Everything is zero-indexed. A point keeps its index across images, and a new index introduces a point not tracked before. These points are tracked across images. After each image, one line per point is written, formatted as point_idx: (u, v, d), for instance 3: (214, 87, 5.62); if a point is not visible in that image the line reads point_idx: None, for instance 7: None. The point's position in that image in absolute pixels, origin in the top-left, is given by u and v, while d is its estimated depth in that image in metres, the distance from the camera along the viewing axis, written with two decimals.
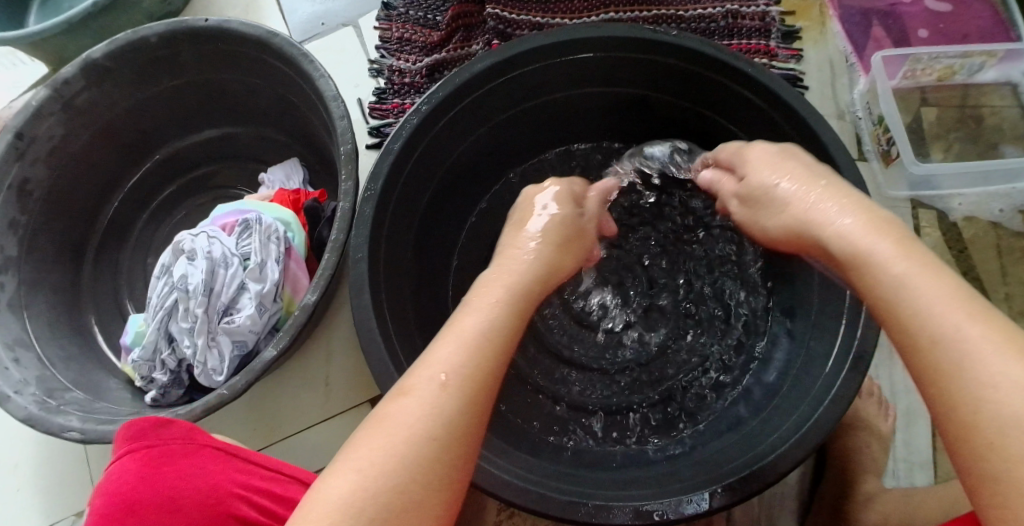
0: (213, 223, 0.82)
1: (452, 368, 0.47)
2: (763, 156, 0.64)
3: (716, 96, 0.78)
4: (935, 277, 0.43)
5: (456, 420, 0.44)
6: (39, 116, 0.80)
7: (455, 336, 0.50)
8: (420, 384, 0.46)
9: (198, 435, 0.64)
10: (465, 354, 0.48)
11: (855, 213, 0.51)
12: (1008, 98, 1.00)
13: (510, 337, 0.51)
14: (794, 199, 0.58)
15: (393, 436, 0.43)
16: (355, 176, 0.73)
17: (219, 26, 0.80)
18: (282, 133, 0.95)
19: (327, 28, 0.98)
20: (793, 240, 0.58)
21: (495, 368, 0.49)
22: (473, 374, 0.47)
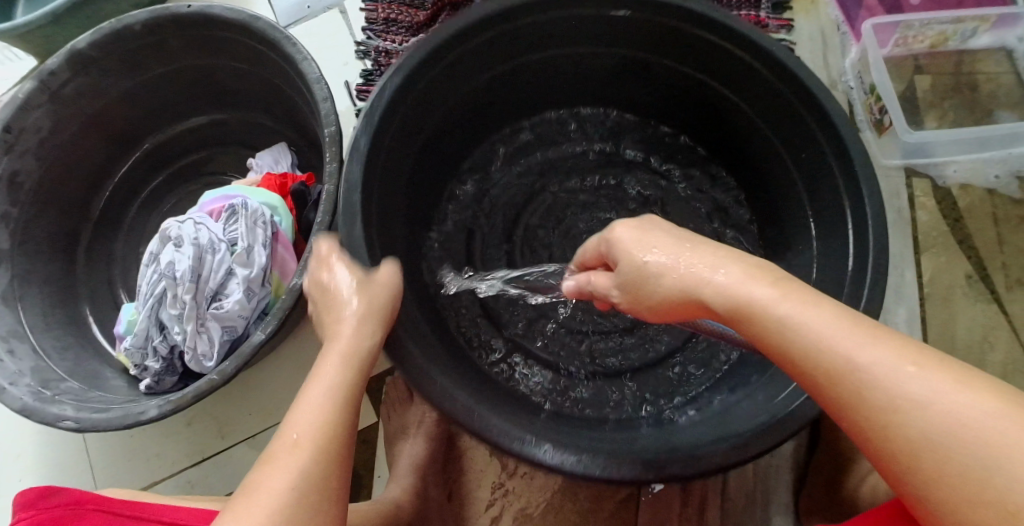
0: (201, 210, 0.82)
1: (304, 430, 0.49)
2: (625, 231, 0.52)
3: (718, 62, 0.76)
4: (820, 314, 0.42)
5: (312, 482, 0.47)
6: (26, 109, 0.80)
7: (308, 403, 0.52)
8: (277, 451, 0.49)
9: (96, 497, 0.60)
10: (318, 416, 0.50)
11: (738, 266, 0.46)
12: (1002, 63, 0.99)
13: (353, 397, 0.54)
14: (668, 270, 0.49)
15: (252, 516, 0.45)
16: (339, 158, 0.72)
17: (203, 12, 0.80)
18: (270, 118, 0.95)
19: (312, 11, 0.95)
20: (681, 310, 0.49)
21: (341, 422, 0.51)
22: (325, 429, 0.50)
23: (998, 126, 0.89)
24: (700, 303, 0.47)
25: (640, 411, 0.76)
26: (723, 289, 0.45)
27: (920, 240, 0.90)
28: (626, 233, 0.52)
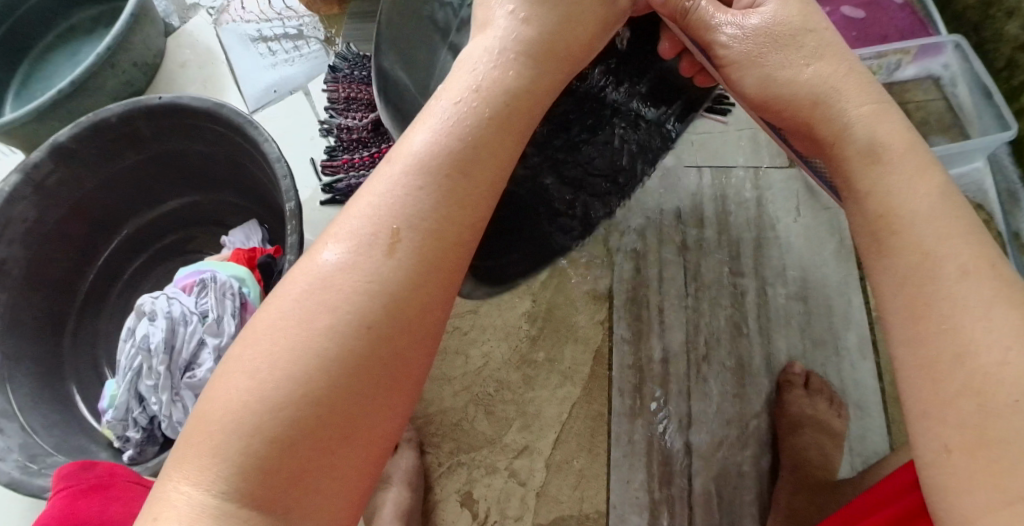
0: (175, 285, 0.87)
1: (403, 221, 0.42)
2: (780, 16, 0.50)
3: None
4: (921, 174, 0.45)
5: (406, 283, 0.41)
6: (13, 200, 0.86)
7: (411, 164, 0.44)
8: (371, 232, 0.42)
9: (119, 470, 0.64)
10: (427, 206, 0.43)
11: (865, 99, 0.48)
12: (931, 91, 1.05)
13: (475, 197, 0.46)
14: (813, 79, 0.49)
15: (317, 317, 0.39)
16: (299, 229, 0.78)
17: (172, 102, 0.86)
18: (241, 198, 1.01)
19: (278, 95, 1.02)
20: (793, 117, 0.50)
21: (468, 220, 0.45)
22: (431, 228, 0.43)
23: (951, 145, 0.95)
24: (820, 115, 0.48)
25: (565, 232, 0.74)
26: (856, 125, 0.47)
27: None
28: (760, 29, 0.51)
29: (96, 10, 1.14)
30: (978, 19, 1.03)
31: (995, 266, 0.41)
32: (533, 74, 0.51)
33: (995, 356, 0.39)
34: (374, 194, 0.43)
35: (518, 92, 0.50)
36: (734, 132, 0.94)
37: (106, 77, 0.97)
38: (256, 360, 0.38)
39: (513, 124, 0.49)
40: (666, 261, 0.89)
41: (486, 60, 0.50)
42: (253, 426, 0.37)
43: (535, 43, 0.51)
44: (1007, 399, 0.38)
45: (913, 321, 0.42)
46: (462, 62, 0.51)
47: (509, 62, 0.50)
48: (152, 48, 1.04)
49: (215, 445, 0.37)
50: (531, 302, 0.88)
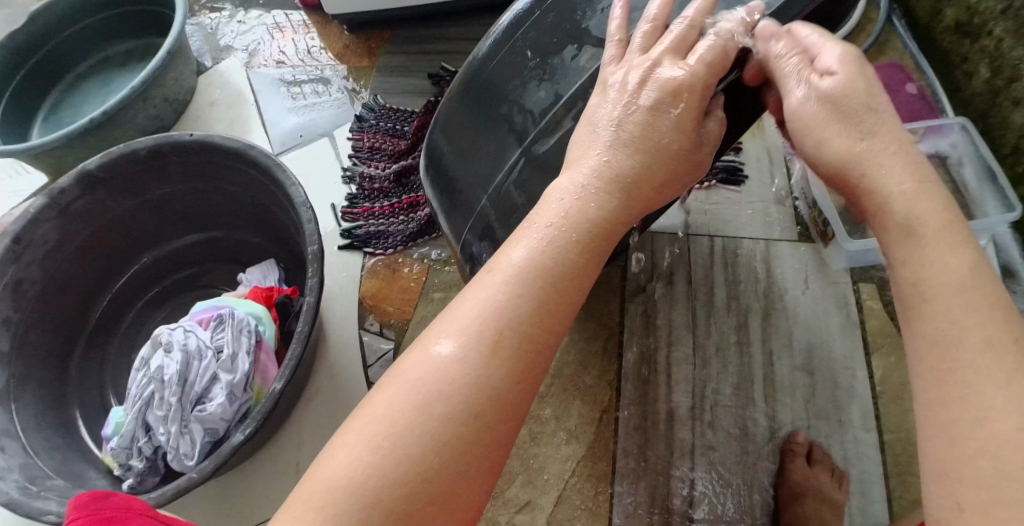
0: (191, 319, 0.88)
1: (507, 322, 0.45)
2: (841, 86, 0.51)
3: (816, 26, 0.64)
4: (953, 247, 0.45)
5: (505, 384, 0.44)
6: (36, 222, 0.87)
7: (510, 277, 0.47)
8: (474, 338, 0.45)
9: (138, 503, 0.51)
10: (529, 307, 0.46)
11: (904, 170, 0.49)
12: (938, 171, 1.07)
13: (569, 301, 0.48)
14: (866, 148, 0.50)
15: (428, 411, 0.42)
16: (320, 273, 0.79)
17: (203, 140, 0.89)
18: (260, 236, 1.02)
19: (305, 139, 1.04)
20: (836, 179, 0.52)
21: (560, 322, 0.47)
22: (529, 333, 0.46)
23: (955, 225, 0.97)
24: (865, 187, 0.50)
25: None
26: (899, 200, 0.48)
27: None
28: (830, 94, 0.52)
29: (130, 44, 1.18)
30: (985, 106, 1.07)
31: (1019, 340, 0.42)
32: (638, 180, 0.54)
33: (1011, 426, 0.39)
34: (477, 301, 0.46)
35: (618, 192, 0.53)
36: (746, 204, 0.99)
37: (138, 110, 1.00)
38: (370, 437, 0.42)
39: (611, 230, 0.52)
40: (675, 325, 0.90)
41: (585, 171, 0.54)
42: (368, 501, 0.40)
43: (645, 150, 0.53)
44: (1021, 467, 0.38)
45: (937, 394, 0.43)
46: (566, 170, 0.55)
47: (608, 171, 0.53)
48: (184, 86, 1.07)
49: (318, 503, 0.40)
50: None
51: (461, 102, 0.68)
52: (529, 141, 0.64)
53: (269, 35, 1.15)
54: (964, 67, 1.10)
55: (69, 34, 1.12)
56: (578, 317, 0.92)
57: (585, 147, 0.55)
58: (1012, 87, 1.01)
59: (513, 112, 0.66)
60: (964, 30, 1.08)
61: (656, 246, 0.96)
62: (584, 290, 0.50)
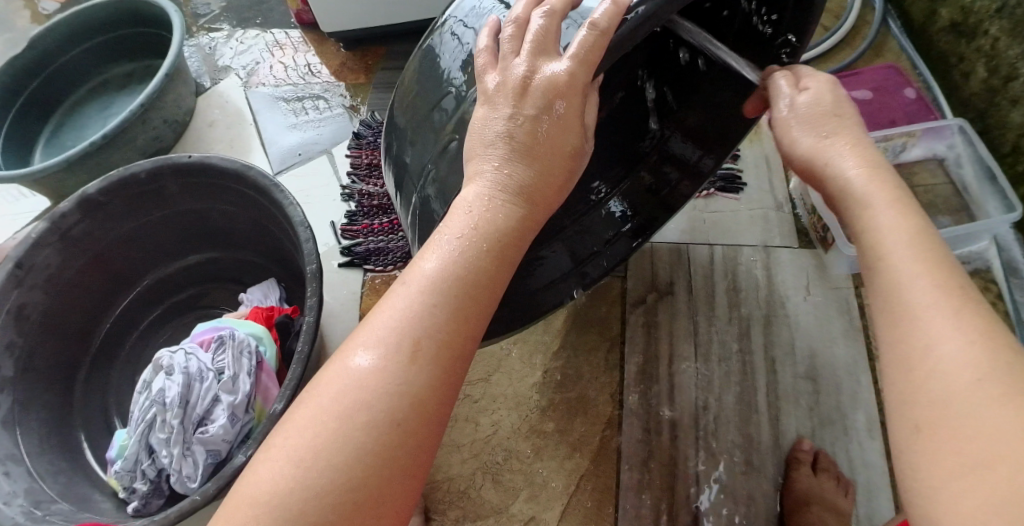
0: (193, 341, 0.88)
1: (423, 330, 0.45)
2: (815, 97, 0.55)
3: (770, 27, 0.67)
4: (900, 212, 0.47)
5: (427, 391, 0.44)
6: (37, 247, 0.88)
7: (422, 287, 0.47)
8: (389, 347, 0.45)
9: None
10: (443, 314, 0.46)
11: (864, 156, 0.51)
12: (938, 173, 1.08)
13: (482, 305, 0.48)
14: (831, 146, 0.52)
15: (348, 422, 0.43)
16: (319, 293, 0.79)
17: (200, 161, 0.89)
18: (260, 255, 1.02)
19: (303, 157, 1.04)
20: (804, 173, 0.54)
21: (474, 327, 0.48)
22: (446, 340, 0.46)
23: (946, 230, 0.98)
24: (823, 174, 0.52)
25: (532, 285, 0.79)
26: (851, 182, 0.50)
27: None
28: (805, 105, 0.54)
29: (129, 66, 1.18)
30: (983, 106, 1.06)
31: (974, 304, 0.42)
32: (549, 183, 0.53)
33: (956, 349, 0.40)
34: (392, 312, 0.46)
35: (528, 199, 0.52)
36: (746, 211, 0.99)
37: (137, 132, 1.00)
38: (295, 449, 0.42)
39: (522, 233, 0.52)
40: (677, 334, 0.90)
41: (487, 180, 0.52)
42: (293, 514, 0.40)
43: (548, 155, 0.53)
44: (968, 382, 0.39)
45: (891, 334, 0.43)
46: (470, 179, 0.54)
47: (511, 175, 0.52)
48: (182, 107, 1.07)
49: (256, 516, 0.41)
50: (543, 374, 0.89)
51: (416, 85, 0.65)
52: (444, 140, 0.60)
53: (267, 54, 1.16)
54: (961, 67, 1.09)
55: (69, 57, 1.13)
56: (579, 331, 0.91)
57: (483, 152, 0.53)
58: (1009, 85, 1.00)
59: (437, 105, 0.61)
60: (960, 30, 1.08)
61: (656, 257, 0.96)
62: (499, 293, 0.50)
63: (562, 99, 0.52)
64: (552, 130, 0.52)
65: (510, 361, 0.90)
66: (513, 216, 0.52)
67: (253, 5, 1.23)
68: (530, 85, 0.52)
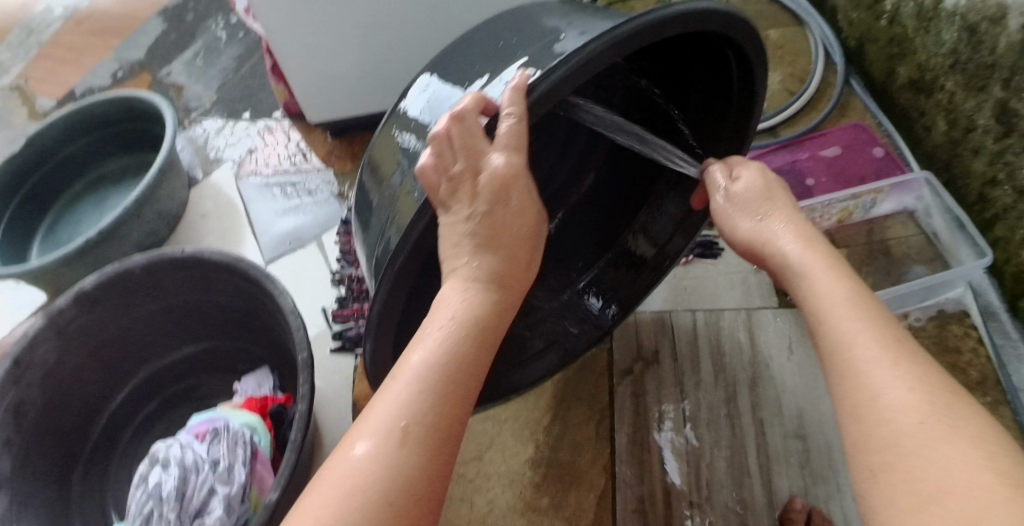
0: (188, 432, 0.89)
1: (412, 416, 0.50)
2: (747, 185, 0.67)
3: (723, 107, 0.76)
4: (834, 282, 0.58)
5: (418, 471, 0.49)
6: (35, 342, 0.89)
7: (410, 378, 0.53)
8: (382, 432, 0.49)
9: None
10: (429, 401, 0.51)
11: (802, 235, 0.63)
12: (909, 225, 1.12)
13: (464, 388, 0.54)
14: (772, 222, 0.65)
15: (350, 505, 0.46)
16: (311, 381, 0.81)
17: (194, 254, 0.92)
18: (253, 344, 1.05)
19: (294, 246, 1.07)
20: (752, 254, 0.66)
21: (458, 409, 0.53)
22: (432, 421, 0.51)
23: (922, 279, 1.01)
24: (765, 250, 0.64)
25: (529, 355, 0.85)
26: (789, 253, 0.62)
27: None
28: (741, 192, 0.67)
29: (123, 161, 1.23)
30: (946, 157, 1.11)
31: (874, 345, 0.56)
32: (506, 279, 0.61)
33: (910, 398, 0.48)
34: (384, 405, 0.51)
35: (496, 293, 0.60)
36: (724, 275, 1.02)
37: (132, 226, 1.03)
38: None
39: (494, 323, 0.59)
40: (665, 402, 0.92)
41: (461, 278, 0.59)
42: None
43: (504, 250, 0.61)
44: (913, 422, 0.47)
45: (848, 393, 0.51)
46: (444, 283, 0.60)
47: (482, 272, 0.59)
48: (175, 201, 1.11)
49: None
50: (535, 448, 0.90)
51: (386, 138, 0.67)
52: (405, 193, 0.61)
53: (258, 141, 1.21)
54: (923, 121, 1.14)
55: (66, 155, 1.17)
56: (568, 404, 0.93)
57: (454, 253, 0.59)
58: (969, 136, 1.05)
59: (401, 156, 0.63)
60: (918, 86, 1.13)
61: (640, 327, 0.99)
62: (478, 377, 0.56)
63: (508, 190, 0.59)
64: (503, 216, 0.61)
65: (503, 437, 0.92)
66: (483, 309, 0.58)
67: (242, 96, 1.28)
68: (480, 187, 0.58)
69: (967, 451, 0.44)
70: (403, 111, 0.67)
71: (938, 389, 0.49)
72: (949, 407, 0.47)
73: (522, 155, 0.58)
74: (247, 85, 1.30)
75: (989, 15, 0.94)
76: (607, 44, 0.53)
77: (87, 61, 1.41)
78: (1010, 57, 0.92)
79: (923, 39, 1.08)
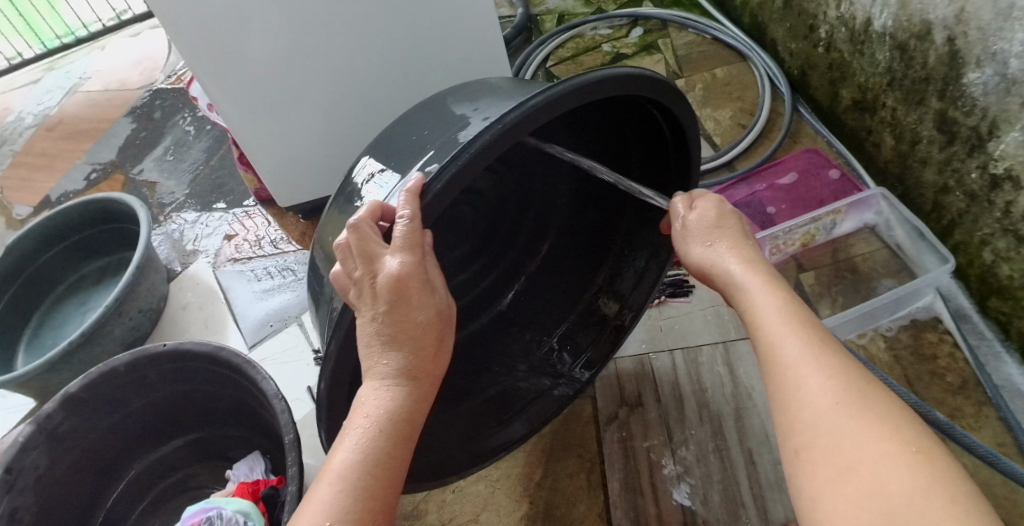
0: (183, 524, 0.89)
1: (334, 516, 0.52)
2: (701, 215, 0.68)
3: (662, 156, 0.85)
4: (776, 301, 0.59)
5: None
6: (24, 449, 0.90)
7: (332, 478, 0.55)
8: None
9: None
10: (350, 500, 0.53)
11: (746, 256, 0.64)
12: (872, 241, 1.13)
13: (385, 479, 0.56)
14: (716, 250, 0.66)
15: None
16: (299, 462, 0.81)
17: (176, 348, 0.93)
18: (243, 430, 1.06)
19: (275, 327, 1.09)
20: (704, 277, 0.67)
21: (382, 500, 0.55)
22: (354, 518, 0.53)
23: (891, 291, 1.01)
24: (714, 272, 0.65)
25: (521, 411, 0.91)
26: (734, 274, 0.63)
27: None
28: (696, 222, 0.68)
29: (102, 261, 1.25)
30: (898, 171, 1.14)
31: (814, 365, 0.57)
32: (420, 365, 0.61)
33: (830, 385, 0.51)
34: (310, 506, 0.53)
35: (415, 378, 0.61)
36: (699, 310, 1.05)
37: (115, 324, 1.05)
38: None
39: (413, 410, 0.60)
40: (652, 443, 0.93)
41: (375, 374, 0.59)
42: None
43: (417, 336, 0.61)
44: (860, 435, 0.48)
45: (778, 387, 0.54)
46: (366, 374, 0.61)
47: (401, 357, 0.60)
48: (156, 294, 1.13)
49: None
50: (529, 505, 0.90)
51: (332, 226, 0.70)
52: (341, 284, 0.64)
53: (235, 227, 1.25)
54: (871, 139, 1.18)
55: (44, 261, 1.19)
56: (559, 456, 0.94)
57: (366, 351, 0.60)
58: (916, 148, 1.08)
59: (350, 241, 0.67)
60: (862, 106, 1.18)
61: (621, 372, 1.01)
62: (400, 466, 0.58)
63: (402, 289, 0.59)
64: (401, 312, 0.59)
65: (497, 497, 0.92)
66: (403, 397, 0.59)
67: (214, 187, 1.33)
68: (378, 288, 0.59)
69: (881, 428, 0.48)
70: (343, 201, 0.71)
71: (857, 373, 0.52)
72: (867, 388, 0.51)
73: (415, 253, 0.59)
74: (219, 176, 1.34)
75: (916, 32, 1.00)
76: (503, 130, 0.58)
77: (59, 166, 1.45)
78: (941, 70, 0.97)
79: (860, 62, 1.14)
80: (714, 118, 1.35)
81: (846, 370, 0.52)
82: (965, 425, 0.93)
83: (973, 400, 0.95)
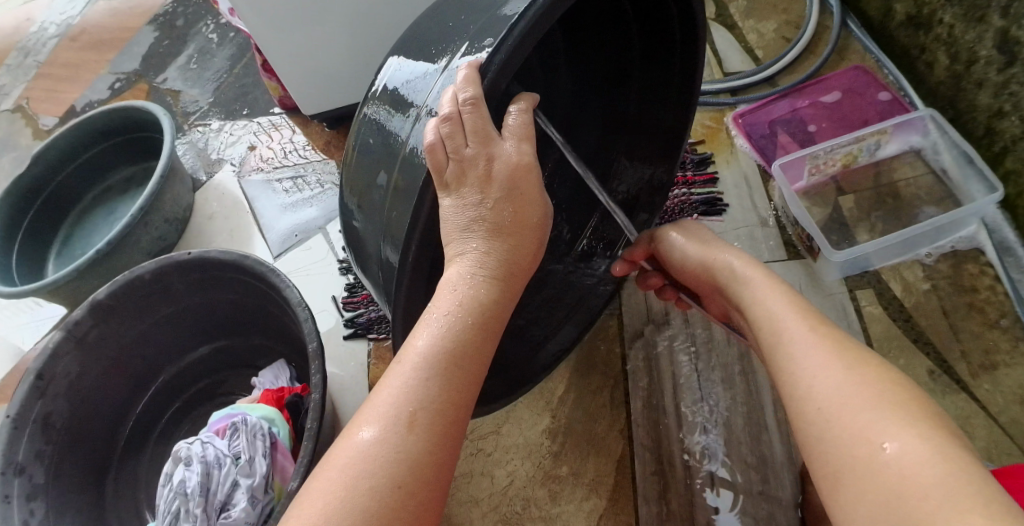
0: (209, 430, 0.90)
1: (419, 404, 0.53)
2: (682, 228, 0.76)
3: (666, 64, 0.80)
4: (774, 290, 0.63)
5: (425, 451, 0.52)
6: (55, 357, 0.91)
7: (416, 365, 0.55)
8: (390, 419, 0.52)
9: None
10: (435, 387, 0.54)
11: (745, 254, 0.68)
12: (917, 165, 1.07)
13: (473, 369, 0.57)
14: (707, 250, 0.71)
15: (356, 485, 0.49)
16: (324, 371, 0.81)
17: (200, 256, 0.93)
18: (269, 338, 1.08)
19: (300, 238, 1.09)
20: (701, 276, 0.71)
21: (461, 394, 0.56)
22: (437, 410, 0.54)
23: (934, 220, 0.96)
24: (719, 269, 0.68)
25: (556, 326, 0.91)
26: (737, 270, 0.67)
27: (875, 347, 0.92)
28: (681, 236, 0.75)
29: (129, 171, 1.25)
30: (950, 93, 1.06)
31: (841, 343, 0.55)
32: (508, 266, 0.62)
33: (846, 382, 0.51)
34: (391, 388, 0.54)
35: (501, 276, 0.61)
36: (731, 230, 1.05)
37: (139, 235, 1.05)
38: (321, 511, 0.48)
39: (500, 306, 0.61)
40: (677, 362, 0.92)
41: (468, 260, 0.60)
42: None
43: (507, 232, 0.61)
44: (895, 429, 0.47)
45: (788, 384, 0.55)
46: (450, 261, 0.61)
47: (487, 264, 0.60)
48: (181, 204, 1.12)
49: None
50: (551, 419, 0.90)
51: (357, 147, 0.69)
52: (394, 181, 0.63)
53: (260, 137, 1.23)
54: (924, 58, 1.10)
55: (71, 170, 1.19)
56: (582, 373, 0.93)
57: (459, 237, 0.60)
58: (972, 69, 1.01)
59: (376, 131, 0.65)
60: (916, 22, 1.09)
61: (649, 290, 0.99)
62: (484, 359, 0.59)
63: (519, 180, 0.60)
64: (514, 204, 0.61)
65: (518, 410, 0.92)
66: (484, 296, 0.60)
67: (238, 97, 1.30)
68: (492, 172, 0.59)
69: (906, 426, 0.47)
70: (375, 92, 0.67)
71: (849, 363, 0.53)
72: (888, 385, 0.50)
73: (530, 144, 0.61)
74: (243, 85, 1.32)
75: None
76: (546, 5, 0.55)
77: (84, 77, 1.43)
78: None
79: None
80: (757, 30, 1.27)
81: (837, 363, 0.53)
82: (1001, 361, 0.89)
83: (1011, 335, 0.91)
